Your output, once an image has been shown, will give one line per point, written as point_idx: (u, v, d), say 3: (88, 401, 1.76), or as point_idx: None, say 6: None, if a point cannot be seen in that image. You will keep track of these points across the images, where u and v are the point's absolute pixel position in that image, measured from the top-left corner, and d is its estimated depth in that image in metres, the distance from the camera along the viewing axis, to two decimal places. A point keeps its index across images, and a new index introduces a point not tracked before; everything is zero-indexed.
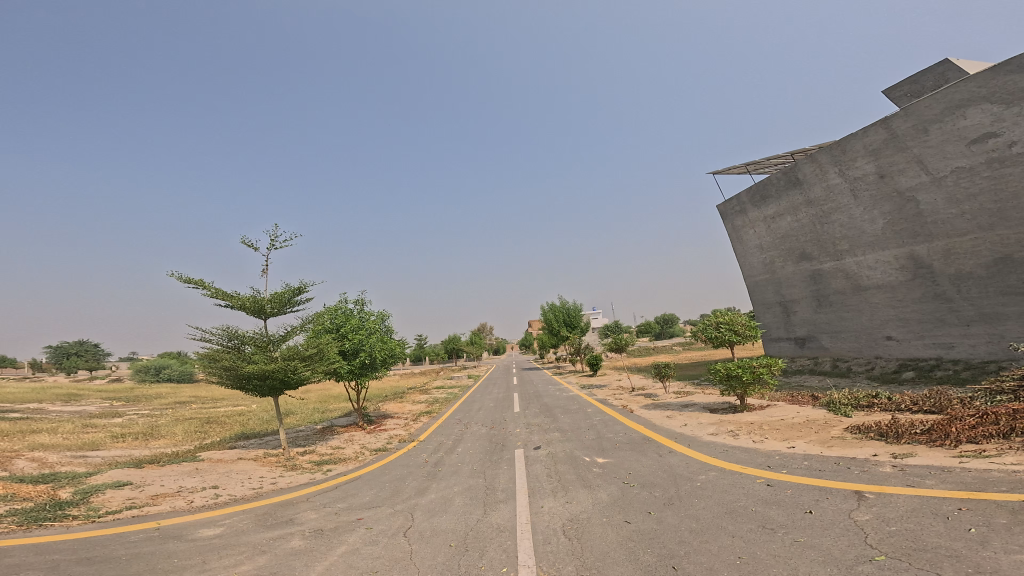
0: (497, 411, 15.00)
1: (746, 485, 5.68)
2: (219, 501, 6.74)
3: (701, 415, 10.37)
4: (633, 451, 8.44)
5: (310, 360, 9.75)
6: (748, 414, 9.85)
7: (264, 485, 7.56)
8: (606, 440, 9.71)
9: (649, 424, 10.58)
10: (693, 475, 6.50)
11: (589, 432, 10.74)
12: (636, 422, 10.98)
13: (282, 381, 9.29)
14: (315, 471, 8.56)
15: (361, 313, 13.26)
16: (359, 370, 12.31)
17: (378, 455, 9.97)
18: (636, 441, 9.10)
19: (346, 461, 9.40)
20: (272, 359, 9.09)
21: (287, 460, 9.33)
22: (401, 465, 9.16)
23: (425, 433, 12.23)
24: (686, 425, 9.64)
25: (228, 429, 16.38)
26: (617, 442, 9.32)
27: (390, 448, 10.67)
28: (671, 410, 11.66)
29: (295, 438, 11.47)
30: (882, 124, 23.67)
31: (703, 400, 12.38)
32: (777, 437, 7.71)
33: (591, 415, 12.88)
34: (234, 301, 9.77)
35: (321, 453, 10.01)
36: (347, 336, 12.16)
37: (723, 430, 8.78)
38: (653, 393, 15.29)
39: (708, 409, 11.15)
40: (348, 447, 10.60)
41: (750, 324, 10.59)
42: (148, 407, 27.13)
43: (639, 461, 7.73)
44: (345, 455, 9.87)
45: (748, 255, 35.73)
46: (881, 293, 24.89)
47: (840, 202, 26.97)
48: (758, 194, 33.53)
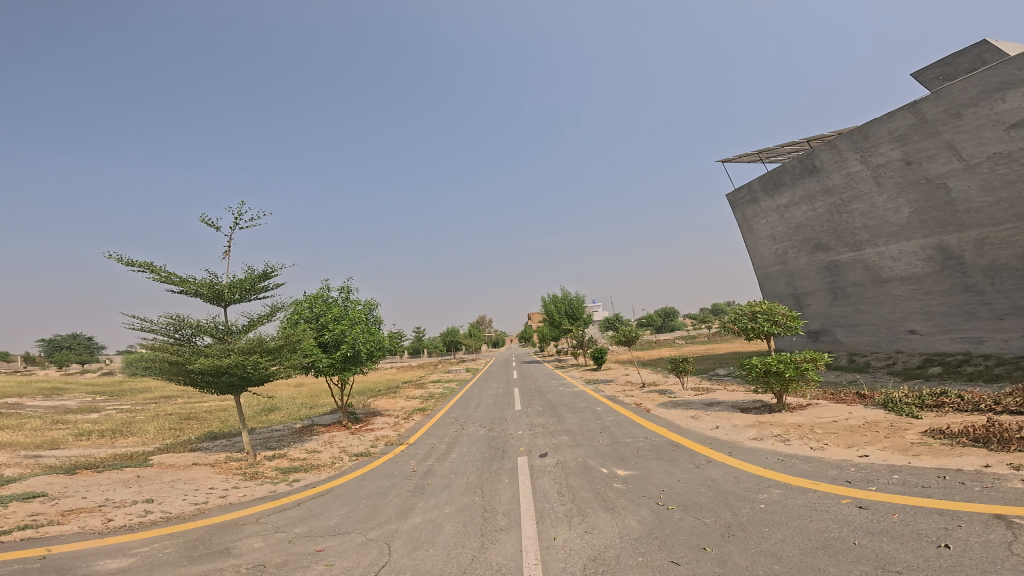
0: (497, 409, 13.66)
1: (831, 509, 4.50)
2: (144, 521, 5.37)
3: (735, 416, 9.01)
4: (660, 461, 7.09)
5: (277, 354, 8.36)
6: (790, 417, 8.51)
7: (210, 500, 6.18)
8: (625, 445, 8.38)
9: (672, 426, 9.24)
10: (751, 494, 5.18)
11: (602, 435, 9.41)
12: (656, 424, 9.62)
13: (242, 377, 7.93)
14: (278, 481, 7.17)
15: (345, 301, 11.76)
16: (342, 364, 10.86)
17: (358, 462, 8.59)
18: (661, 447, 7.77)
19: (319, 469, 8.02)
20: (228, 352, 7.72)
21: (249, 467, 7.96)
22: (383, 475, 7.78)
23: (416, 434, 10.84)
24: (718, 428, 8.28)
25: (203, 427, 14.97)
26: (640, 448, 7.99)
27: (374, 452, 9.30)
28: (694, 410, 10.33)
29: (266, 440, 10.09)
30: (910, 108, 22.07)
31: (729, 398, 11.05)
32: (841, 443, 6.50)
33: (602, 414, 11.55)
34: (186, 287, 8.32)
35: (293, 458, 8.64)
36: (327, 327, 10.70)
37: (767, 434, 7.45)
38: (669, 390, 13.94)
39: (738, 409, 9.79)
40: (325, 451, 9.21)
41: (791, 315, 9.19)
42: (129, 401, 25.71)
43: (671, 475, 6.36)
44: (319, 462, 8.48)
45: (759, 245, 34.15)
46: (904, 285, 23.52)
47: (861, 189, 25.39)
48: (771, 182, 31.91)
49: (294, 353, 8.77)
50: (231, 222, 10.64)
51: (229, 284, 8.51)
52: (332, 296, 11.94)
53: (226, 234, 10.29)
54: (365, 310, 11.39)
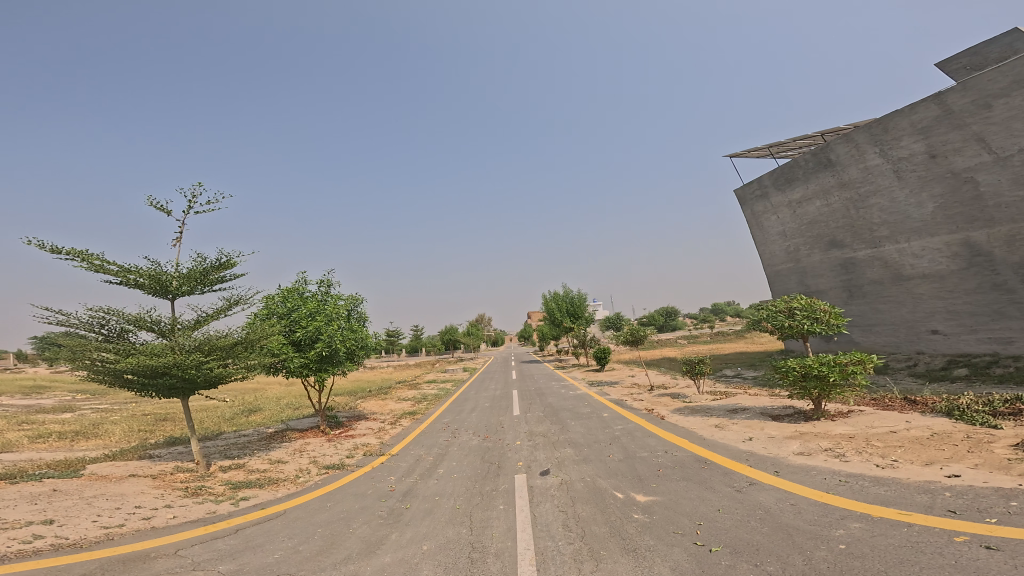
0: (493, 414, 12.42)
1: (945, 548, 3.37)
2: (24, 551, 4.23)
3: (769, 426, 7.74)
4: (689, 483, 5.84)
5: (230, 352, 7.12)
6: (835, 427, 7.31)
7: (127, 523, 5.09)
8: (642, 461, 7.15)
9: (693, 436, 7.99)
10: (822, 530, 3.99)
11: (612, 447, 8.18)
12: (674, 434, 8.36)
13: (184, 379, 6.68)
14: (222, 501, 6.04)
15: (324, 296, 10.46)
16: (316, 364, 9.56)
17: (327, 475, 7.35)
18: (687, 464, 6.54)
19: (278, 484, 6.80)
20: (166, 350, 6.48)
21: (194, 481, 6.81)
22: (353, 494, 6.53)
23: (401, 443, 9.58)
24: (752, 441, 7.05)
25: (174, 430, 13.70)
26: (661, 465, 6.77)
27: (348, 464, 8.06)
28: (716, 417, 9.12)
29: (228, 447, 8.88)
30: (934, 99, 20.73)
31: (755, 404, 9.80)
32: (915, 460, 5.31)
33: (609, 421, 10.33)
34: (125, 278, 7.13)
35: (251, 471, 7.44)
36: (298, 324, 9.44)
37: (814, 449, 6.24)
38: (682, 393, 12.71)
39: (769, 417, 8.57)
40: (292, 462, 7.99)
41: (834, 311, 7.95)
42: (106, 400, 24.38)
43: (707, 502, 5.11)
44: (282, 475, 7.27)
45: (769, 242, 32.85)
46: (926, 284, 22.29)
47: (880, 184, 24.05)
48: (782, 177, 30.57)
49: (251, 352, 7.49)
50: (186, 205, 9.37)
51: (176, 274, 7.32)
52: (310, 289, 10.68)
53: (179, 220, 9.04)
54: (344, 305, 10.09)
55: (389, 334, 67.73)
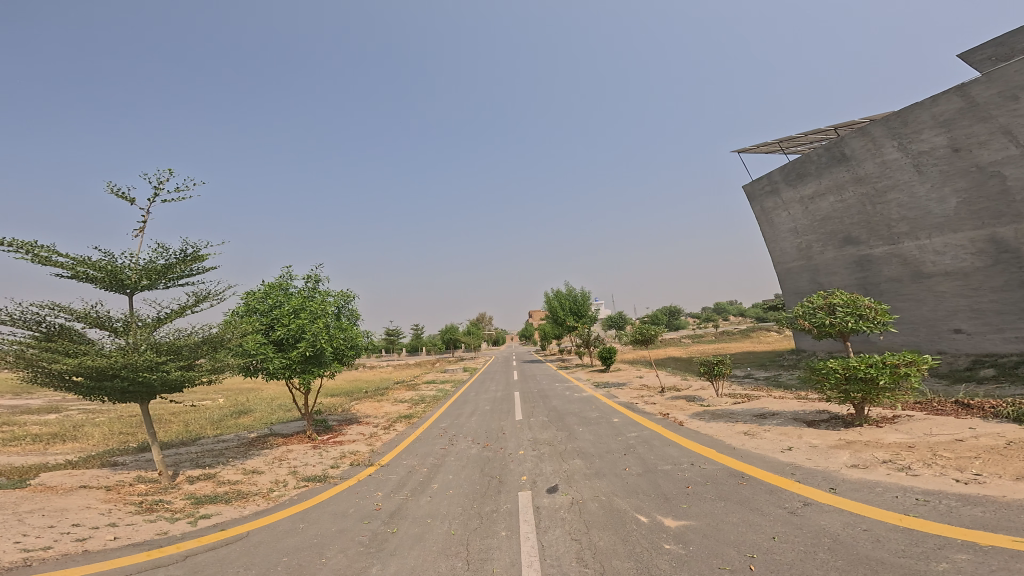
0: (494, 419, 11.57)
1: None
2: None
3: (808, 434, 7.08)
4: (728, 503, 4.98)
5: (191, 353, 6.26)
6: (888, 435, 6.48)
7: (54, 545, 4.36)
8: (666, 476, 6.26)
9: (721, 445, 7.11)
10: (919, 563, 3.28)
11: (629, 458, 7.33)
12: (698, 443, 7.49)
13: (136, 383, 5.82)
14: (178, 518, 5.27)
15: (310, 293, 9.62)
16: (299, 365, 8.71)
17: (308, 489, 6.52)
18: (721, 480, 5.67)
19: (247, 500, 5.98)
20: (112, 351, 5.62)
21: (152, 494, 6.03)
22: (332, 513, 5.68)
23: (393, 451, 8.71)
24: (794, 454, 6.20)
25: (156, 432, 12.93)
26: (689, 480, 5.90)
27: (332, 475, 7.19)
28: (743, 423, 8.26)
29: (201, 455, 8.05)
30: (957, 91, 19.64)
31: (785, 410, 8.92)
32: (1002, 471, 4.63)
33: (621, 427, 9.46)
34: (74, 270, 6.35)
35: (221, 483, 6.63)
36: (280, 321, 8.62)
37: (871, 461, 5.52)
38: (698, 396, 11.81)
39: (804, 424, 7.73)
40: (268, 472, 7.15)
41: (880, 307, 7.10)
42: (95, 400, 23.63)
43: (756, 529, 4.26)
44: (254, 489, 6.44)
45: (779, 239, 31.84)
46: (949, 281, 21.28)
47: (899, 178, 22.99)
48: (794, 172, 29.55)
49: (220, 351, 6.69)
50: (151, 192, 8.58)
51: (132, 267, 6.54)
52: (295, 285, 9.86)
53: (141, 207, 8.24)
54: (332, 302, 9.26)
55: (389, 333, 66.95)
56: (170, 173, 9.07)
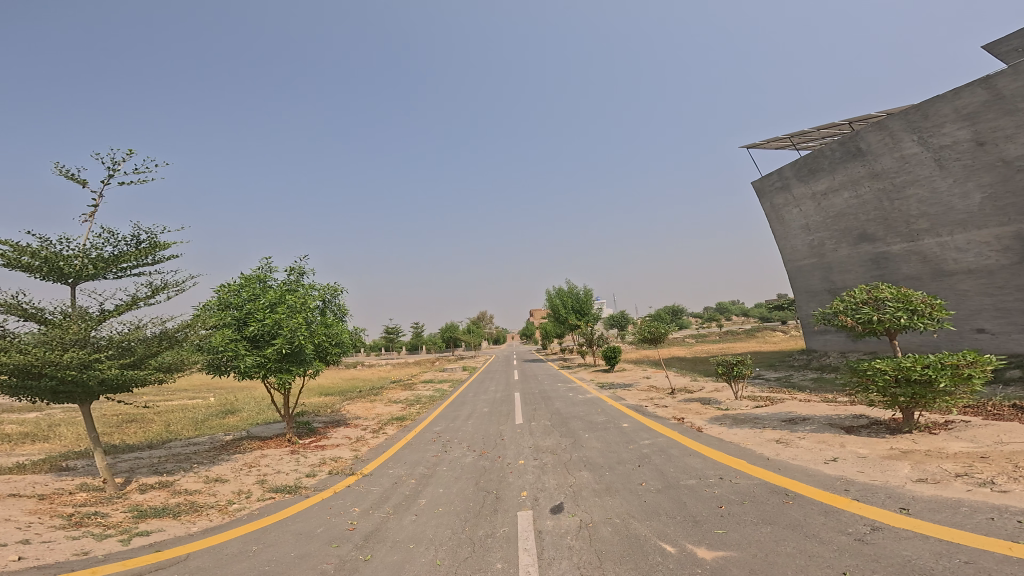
0: (491, 423, 10.71)
1: None
2: None
3: (852, 443, 6.22)
4: (775, 528, 4.14)
5: (131, 351, 5.45)
6: (950, 444, 5.73)
7: None
8: (690, 493, 5.37)
9: (752, 456, 6.24)
10: None
11: (646, 470, 6.46)
12: (722, 452, 6.61)
13: (66, 384, 5.04)
14: (104, 536, 4.52)
15: (290, 288, 8.81)
16: (275, 363, 7.87)
17: (276, 503, 5.68)
18: (761, 498, 4.80)
19: (200, 514, 5.20)
20: (32, 347, 4.84)
21: (90, 506, 5.19)
22: (294, 534, 4.81)
23: (378, 459, 7.83)
24: (842, 468, 5.35)
25: (131, 432, 12.14)
26: (721, 499, 5.01)
27: (305, 486, 6.31)
28: (772, 431, 7.38)
29: (163, 459, 7.24)
30: (983, 82, 18.61)
31: (817, 415, 8.05)
32: None
33: (632, 433, 8.58)
34: (5, 258, 5.63)
35: (175, 493, 5.81)
36: (254, 316, 7.81)
37: (941, 474, 4.83)
38: (714, 399, 10.87)
39: (844, 431, 6.93)
40: (233, 481, 6.32)
41: (936, 302, 6.19)
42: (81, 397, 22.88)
43: (822, 564, 3.44)
44: (212, 501, 5.61)
45: (790, 236, 30.78)
46: (972, 279, 20.26)
47: (918, 174, 21.88)
48: (805, 167, 28.49)
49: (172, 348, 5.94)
50: (108, 175, 7.87)
51: (69, 254, 5.79)
52: (275, 278, 9.04)
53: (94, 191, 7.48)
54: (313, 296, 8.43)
55: (388, 332, 66.15)
56: (131, 154, 8.31)
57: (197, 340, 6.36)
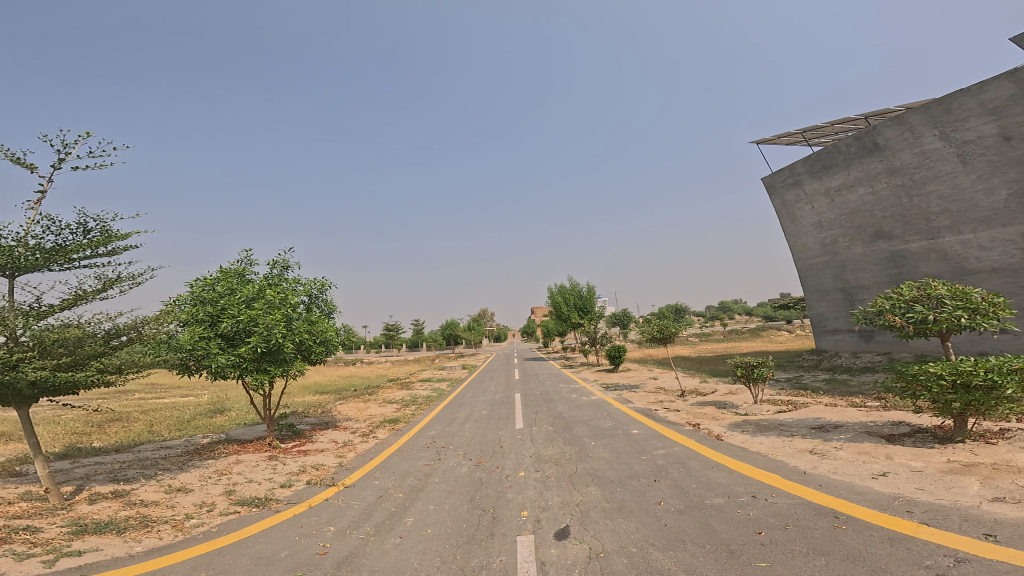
0: (489, 428, 9.97)
1: None
2: None
3: (899, 454, 5.49)
4: (833, 560, 3.39)
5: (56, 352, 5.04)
6: (1016, 456, 4.98)
7: None
8: (719, 516, 4.61)
9: (785, 472, 5.47)
10: None
11: (664, 485, 5.71)
12: (750, 465, 5.84)
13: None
14: (25, 557, 3.80)
15: (270, 283, 8.17)
16: (252, 363, 7.20)
17: (238, 519, 5.00)
18: (807, 523, 4.09)
19: (148, 532, 4.50)
20: None
21: (23, 520, 4.52)
22: (250, 558, 4.11)
23: (363, 468, 7.09)
24: (895, 485, 4.63)
25: (108, 431, 11.51)
26: (759, 523, 4.26)
27: (277, 499, 5.61)
28: (802, 440, 6.62)
29: (125, 466, 6.58)
30: (1013, 74, 17.61)
31: (850, 423, 7.29)
32: None
33: (643, 441, 7.83)
34: None
35: (129, 504, 5.15)
36: (228, 312, 7.16)
37: (1019, 493, 4.06)
38: (729, 403, 10.08)
39: (885, 441, 6.19)
40: (197, 492, 5.64)
41: (999, 300, 5.47)
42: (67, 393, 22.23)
43: None
44: (167, 516, 4.91)
45: (800, 234, 29.73)
46: (995, 279, 19.34)
47: (940, 169, 20.84)
48: (818, 163, 27.34)
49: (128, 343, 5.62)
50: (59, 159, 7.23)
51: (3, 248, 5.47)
52: (255, 273, 8.41)
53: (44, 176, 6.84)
54: (293, 293, 7.75)
55: (388, 329, 65.59)
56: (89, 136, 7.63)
57: (157, 337, 5.96)
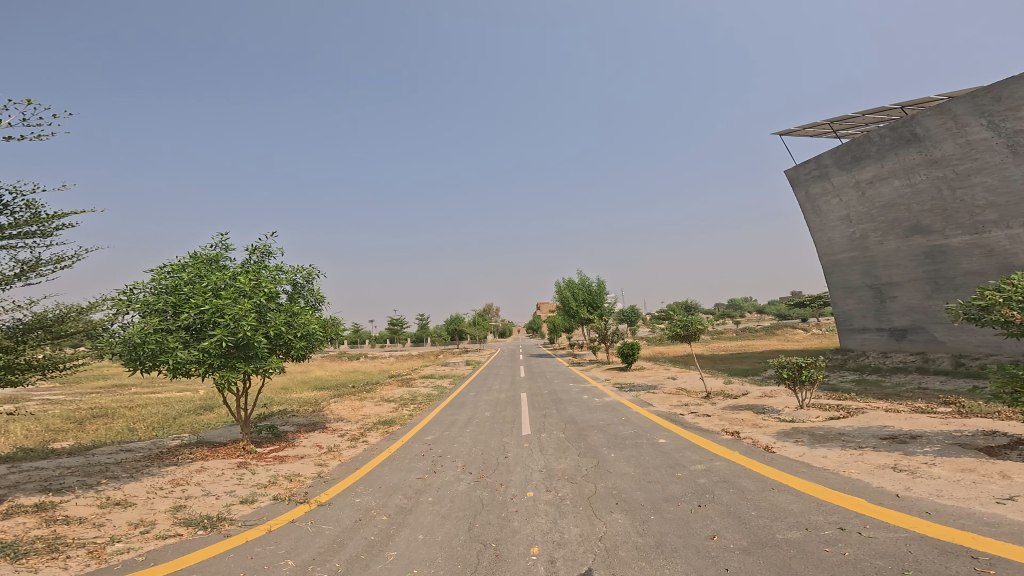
0: (494, 433, 8.91)
1: None
2: None
3: (1020, 473, 4.46)
4: None
5: None
6: None
7: None
8: (800, 556, 3.52)
9: (872, 500, 4.36)
10: None
11: (716, 509, 4.65)
12: (823, 489, 4.72)
13: None
14: None
15: (246, 271, 7.20)
16: (219, 360, 6.25)
17: (174, 543, 4.03)
18: (936, 566, 3.13)
19: (52, 560, 3.51)
20: None
21: None
22: None
23: (344, 482, 6.03)
24: None
25: (81, 429, 10.70)
26: (862, 569, 3.23)
27: (230, 519, 4.60)
28: (877, 455, 5.49)
29: (62, 471, 5.64)
30: None
31: (930, 433, 6.16)
32: None
33: (677, 451, 6.74)
34: None
35: (48, 522, 4.18)
36: (189, 302, 6.20)
37: None
38: (768, 407, 8.88)
39: (986, 453, 5.13)
40: (140, 506, 4.69)
41: None
42: (59, 386, 21.67)
43: None
44: (87, 537, 3.94)
45: (825, 229, 27.89)
46: None
47: (987, 161, 19.07)
48: (847, 155, 25.36)
49: (61, 345, 5.36)
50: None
51: None
52: (229, 260, 7.43)
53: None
54: (269, 282, 6.75)
55: (393, 324, 64.91)
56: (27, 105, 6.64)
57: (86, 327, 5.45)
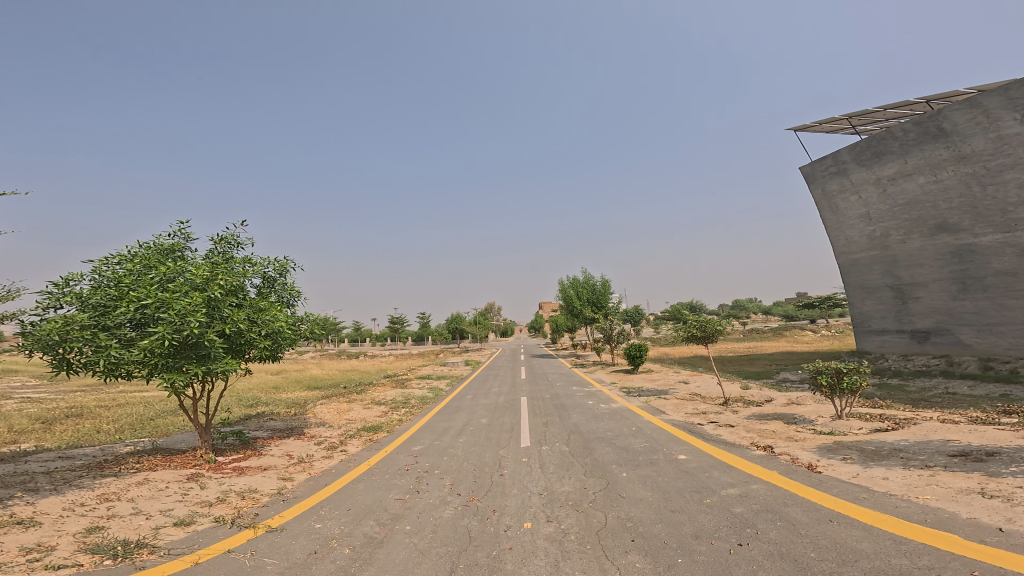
0: (488, 444, 7.95)
1: None
2: None
3: None
4: None
5: None
6: None
7: None
8: None
9: (969, 539, 3.39)
10: None
11: (763, 548, 3.68)
12: (899, 522, 3.75)
13: None
14: None
15: (208, 262, 6.37)
16: (164, 361, 5.37)
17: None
18: None
19: None
20: None
21: None
22: None
23: (306, 501, 5.12)
24: None
25: (45, 432, 9.94)
26: None
27: (151, 546, 3.74)
28: (952, 477, 4.50)
29: None
30: None
31: (1008, 450, 5.16)
32: None
33: (703, 470, 5.75)
34: None
35: None
36: (132, 293, 5.34)
37: None
38: (799, 416, 7.88)
39: None
40: (43, 528, 3.86)
41: None
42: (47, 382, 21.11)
43: None
44: None
45: (842, 227, 26.62)
46: None
47: (1021, 155, 17.80)
48: (866, 151, 24.01)
49: None
50: None
51: None
52: (189, 251, 6.59)
53: None
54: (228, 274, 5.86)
55: (394, 322, 64.49)
56: None
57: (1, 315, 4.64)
